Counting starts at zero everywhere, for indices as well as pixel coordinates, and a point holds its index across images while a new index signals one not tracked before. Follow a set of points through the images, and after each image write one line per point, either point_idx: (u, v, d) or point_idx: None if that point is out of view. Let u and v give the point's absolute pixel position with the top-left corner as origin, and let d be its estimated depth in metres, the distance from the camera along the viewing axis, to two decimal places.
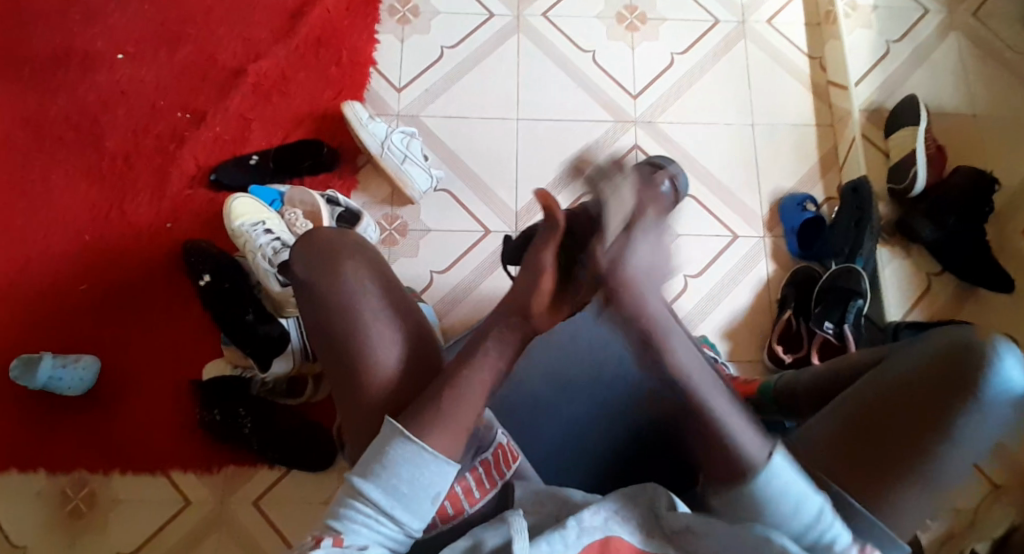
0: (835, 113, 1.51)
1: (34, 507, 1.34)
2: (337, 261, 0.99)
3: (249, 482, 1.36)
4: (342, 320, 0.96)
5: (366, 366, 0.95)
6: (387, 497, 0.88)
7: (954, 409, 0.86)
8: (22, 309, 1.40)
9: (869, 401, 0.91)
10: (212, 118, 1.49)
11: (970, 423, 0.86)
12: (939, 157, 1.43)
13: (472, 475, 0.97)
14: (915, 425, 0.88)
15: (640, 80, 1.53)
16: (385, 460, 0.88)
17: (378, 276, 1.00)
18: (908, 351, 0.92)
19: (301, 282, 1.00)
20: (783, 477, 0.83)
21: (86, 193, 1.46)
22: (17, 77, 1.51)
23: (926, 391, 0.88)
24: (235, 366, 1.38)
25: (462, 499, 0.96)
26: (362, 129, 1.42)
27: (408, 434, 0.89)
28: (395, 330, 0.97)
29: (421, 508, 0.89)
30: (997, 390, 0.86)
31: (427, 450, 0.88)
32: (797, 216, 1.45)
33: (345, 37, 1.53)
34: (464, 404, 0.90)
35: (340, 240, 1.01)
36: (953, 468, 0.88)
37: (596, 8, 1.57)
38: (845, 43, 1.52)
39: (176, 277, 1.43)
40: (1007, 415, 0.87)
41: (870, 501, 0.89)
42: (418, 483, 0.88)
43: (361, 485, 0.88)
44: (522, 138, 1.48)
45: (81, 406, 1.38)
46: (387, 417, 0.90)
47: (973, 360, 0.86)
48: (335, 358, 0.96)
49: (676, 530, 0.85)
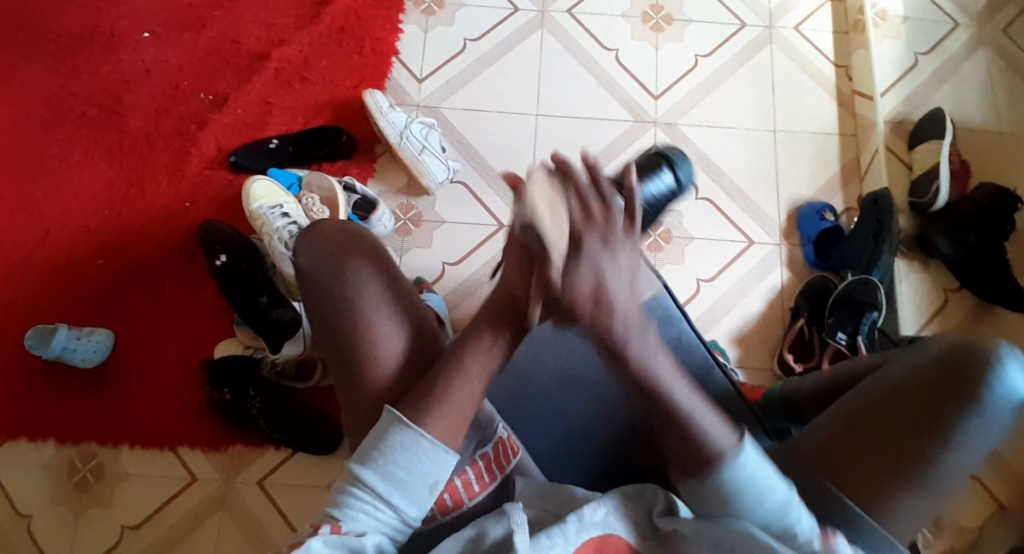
0: (859, 123, 1.50)
1: (42, 477, 1.36)
2: (338, 254, 1.02)
3: (254, 463, 1.37)
4: (343, 309, 0.98)
5: (367, 353, 0.97)
6: (385, 483, 0.88)
7: (954, 410, 0.90)
8: (39, 281, 1.42)
9: (870, 402, 0.94)
10: (235, 101, 1.50)
11: (968, 427, 0.90)
12: (962, 172, 1.42)
13: (472, 468, 0.98)
14: (914, 425, 0.91)
15: (662, 81, 1.52)
16: (383, 447, 0.89)
17: (377, 269, 1.02)
18: (905, 358, 0.96)
19: (304, 272, 1.02)
20: (747, 470, 0.83)
21: (107, 169, 1.47)
22: (45, 51, 1.53)
23: (926, 393, 0.92)
24: (246, 348, 1.40)
25: (461, 492, 0.96)
26: (382, 117, 1.42)
27: (406, 420, 0.90)
28: (396, 318, 0.99)
29: (419, 494, 0.89)
30: (997, 395, 0.90)
31: (425, 436, 0.89)
32: (814, 226, 1.43)
33: (370, 25, 1.53)
34: (462, 396, 0.91)
35: (343, 232, 1.04)
36: (949, 473, 0.91)
37: (622, 7, 1.56)
38: (872, 53, 1.50)
39: (191, 257, 1.44)
40: (1003, 420, 0.91)
41: (866, 503, 0.92)
42: (415, 469, 0.89)
43: (359, 472, 0.89)
44: (541, 134, 1.48)
45: (92, 380, 1.39)
46: (386, 406, 0.91)
47: (973, 365, 0.90)
48: (337, 346, 0.98)
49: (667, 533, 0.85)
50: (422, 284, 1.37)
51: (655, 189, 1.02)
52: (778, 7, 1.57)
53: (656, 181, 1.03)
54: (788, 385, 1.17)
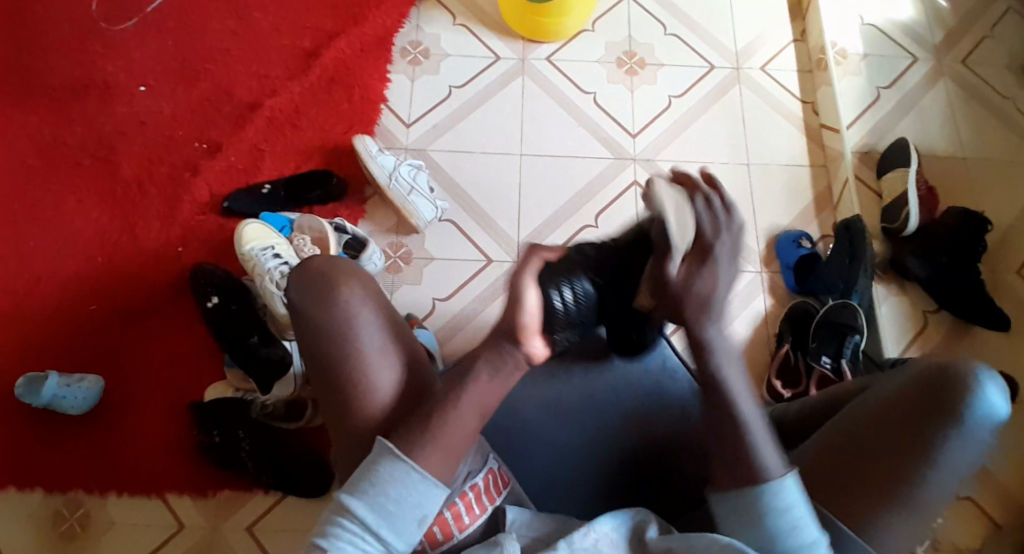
0: (827, 155, 1.57)
1: (27, 528, 1.33)
2: (327, 285, 1.00)
3: (242, 509, 1.35)
4: (337, 350, 0.97)
5: (362, 395, 0.96)
6: (374, 514, 0.88)
7: (934, 433, 0.92)
8: (29, 330, 1.42)
9: (856, 423, 0.96)
10: (227, 148, 1.54)
11: (947, 446, 0.92)
12: (930, 197, 1.48)
13: (461, 501, 0.96)
14: (898, 448, 0.93)
15: (639, 120, 1.59)
16: (374, 479, 0.89)
17: (369, 301, 1.00)
18: (889, 381, 0.98)
19: (293, 306, 1.01)
20: (790, 495, 0.87)
21: (100, 219, 1.50)
22: (40, 106, 1.57)
23: (907, 415, 0.93)
24: (235, 390, 1.39)
25: (451, 525, 0.94)
26: (371, 160, 1.47)
27: (398, 453, 0.90)
28: (388, 349, 0.99)
29: (408, 530, 0.89)
30: (975, 416, 0.91)
31: (417, 470, 0.90)
32: (792, 253, 1.48)
33: (358, 75, 1.60)
34: (454, 423, 0.92)
35: (332, 266, 1.02)
36: (933, 491, 0.93)
37: (598, 53, 1.64)
38: (835, 89, 1.58)
39: (183, 301, 1.46)
40: (982, 438, 0.92)
41: (855, 522, 0.94)
42: (406, 502, 0.89)
43: (348, 503, 0.88)
44: (525, 173, 1.53)
45: (80, 426, 1.38)
46: (380, 437, 0.91)
47: (953, 387, 0.92)
48: (331, 386, 0.98)
49: (660, 548, 0.89)
50: (413, 320, 1.39)
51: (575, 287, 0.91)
52: (744, 49, 1.66)
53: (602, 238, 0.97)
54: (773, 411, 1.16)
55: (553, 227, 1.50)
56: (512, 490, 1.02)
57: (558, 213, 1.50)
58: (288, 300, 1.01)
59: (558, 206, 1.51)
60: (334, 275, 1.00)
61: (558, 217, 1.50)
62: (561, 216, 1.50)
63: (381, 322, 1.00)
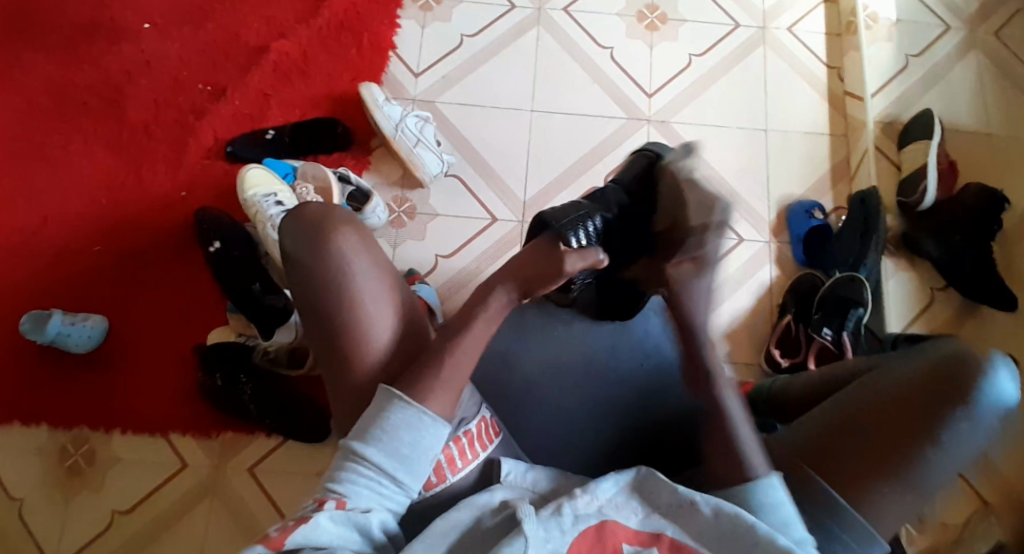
0: (849, 125, 1.52)
1: (35, 462, 1.36)
2: (325, 235, 0.98)
3: (245, 450, 1.38)
4: (332, 302, 0.96)
5: (355, 345, 0.95)
6: (388, 458, 0.90)
7: (942, 416, 0.92)
8: (34, 267, 1.43)
9: (862, 401, 0.96)
10: (233, 92, 1.52)
11: (953, 428, 0.91)
12: (949, 173, 1.44)
13: (455, 444, 0.97)
14: (905, 429, 0.93)
15: (656, 79, 1.54)
16: (385, 423, 0.91)
17: (366, 252, 0.99)
18: (900, 364, 0.97)
19: (290, 253, 0.99)
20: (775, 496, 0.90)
21: (105, 158, 1.48)
22: (47, 42, 1.54)
23: (916, 398, 0.93)
24: (238, 336, 1.40)
25: (445, 468, 0.96)
26: (378, 110, 1.45)
27: (407, 397, 0.91)
28: (386, 304, 0.98)
29: (422, 469, 0.91)
30: (986, 401, 0.91)
31: (427, 412, 0.91)
32: (803, 224, 1.44)
33: (367, 20, 1.55)
34: (450, 373, 0.93)
35: (330, 217, 1.00)
36: (936, 473, 0.92)
37: (617, 6, 1.58)
38: (864, 55, 1.52)
39: (187, 246, 1.45)
40: (988, 424, 0.92)
41: (857, 500, 0.93)
42: (419, 445, 0.90)
43: (361, 449, 0.90)
44: (534, 130, 1.50)
45: (83, 365, 1.40)
46: (385, 383, 0.92)
47: (964, 370, 0.92)
48: (324, 340, 0.97)
49: (681, 505, 0.88)
50: (415, 275, 1.38)
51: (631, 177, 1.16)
52: (771, 8, 1.59)
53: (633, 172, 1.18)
54: (777, 382, 1.17)
55: (560, 187, 1.47)
56: (501, 441, 1.02)
57: (566, 173, 1.47)
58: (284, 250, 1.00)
59: (566, 166, 1.48)
60: (333, 226, 0.98)
61: (566, 177, 1.47)
62: (569, 176, 1.47)
63: (378, 273, 0.98)
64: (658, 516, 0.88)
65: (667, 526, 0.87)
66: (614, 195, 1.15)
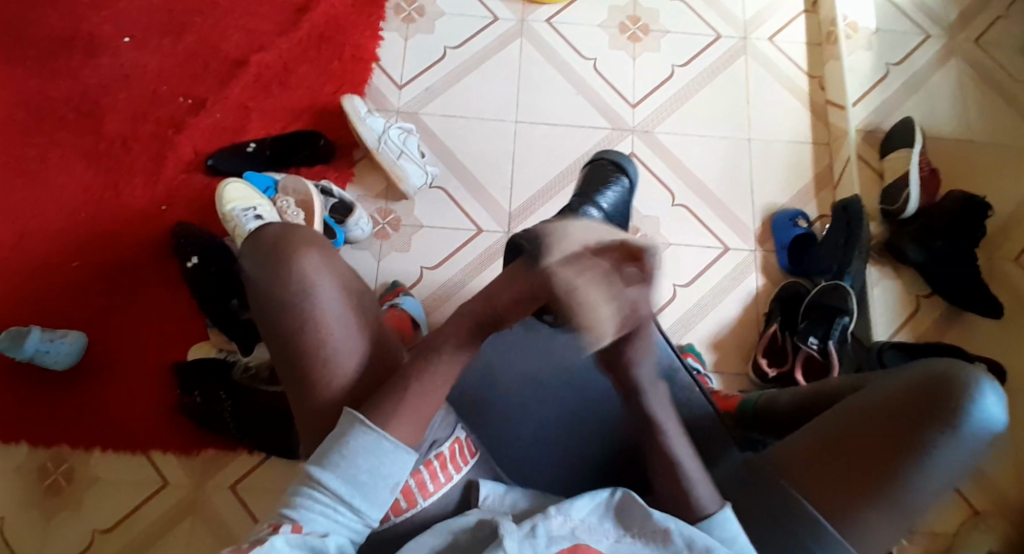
0: (832, 132, 1.52)
1: (11, 481, 1.33)
2: (285, 255, 0.99)
3: (227, 468, 1.35)
4: (291, 318, 0.97)
5: (320, 362, 0.96)
6: (345, 485, 0.89)
7: (929, 437, 0.90)
8: (11, 282, 1.41)
9: (847, 418, 0.95)
10: (214, 105, 1.51)
11: (940, 450, 0.90)
12: (932, 179, 1.43)
13: (427, 468, 0.96)
14: (890, 448, 0.91)
15: (639, 90, 1.54)
16: (343, 449, 0.90)
17: (327, 271, 1.00)
18: (889, 380, 0.95)
19: (252, 276, 1.01)
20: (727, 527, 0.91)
21: (86, 172, 1.47)
22: (27, 56, 1.53)
23: (902, 417, 0.91)
24: (219, 351, 1.39)
25: (416, 493, 0.95)
26: (360, 123, 1.43)
27: (367, 422, 0.91)
28: (349, 321, 0.99)
29: (381, 496, 0.90)
30: (974, 422, 0.90)
31: (388, 438, 0.90)
32: (787, 232, 1.45)
33: (349, 32, 1.55)
34: (427, 391, 0.94)
35: (290, 238, 1.02)
36: (922, 494, 0.91)
37: (600, 17, 1.59)
38: (844, 64, 1.53)
39: (167, 260, 1.44)
40: (974, 443, 0.90)
41: (839, 521, 0.93)
42: (378, 472, 0.90)
43: (318, 475, 0.89)
44: (518, 141, 1.49)
45: (61, 381, 1.37)
46: (348, 408, 0.92)
47: (951, 390, 0.90)
48: (287, 354, 0.97)
49: (654, 530, 0.88)
50: (398, 288, 1.38)
51: (611, 199, 1.21)
52: (752, 19, 1.60)
53: (610, 191, 1.22)
54: (762, 396, 1.16)
55: (545, 198, 1.46)
56: (479, 461, 1.02)
57: (550, 185, 1.47)
58: (246, 273, 1.01)
59: (550, 177, 1.47)
60: (292, 246, 1.00)
61: (550, 188, 1.47)
62: (553, 187, 1.47)
63: (339, 289, 1.00)
64: (629, 539, 0.88)
65: (638, 551, 0.88)
66: (592, 209, 1.18)
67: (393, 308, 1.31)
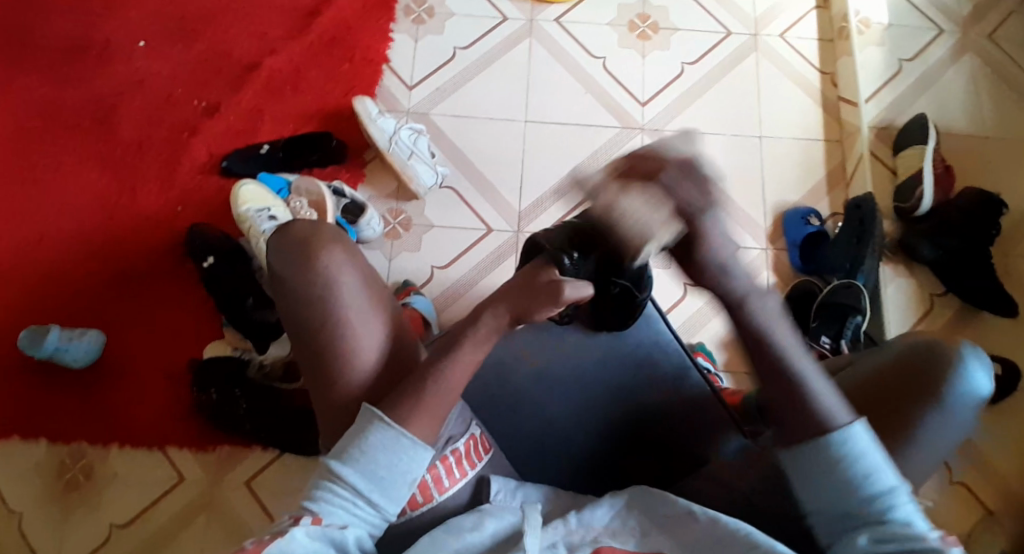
0: (844, 130, 1.52)
1: (31, 477, 1.36)
2: (310, 252, 0.99)
3: (241, 464, 1.37)
4: (316, 315, 0.98)
5: (347, 358, 0.97)
6: (364, 480, 0.88)
7: (916, 410, 0.89)
8: (30, 284, 1.44)
9: (836, 397, 0.93)
10: (228, 107, 1.53)
11: (927, 421, 0.88)
12: (946, 176, 1.42)
13: (442, 464, 0.96)
14: (876, 422, 0.90)
15: (649, 88, 1.54)
16: (363, 445, 0.90)
17: (352, 268, 1.00)
18: (873, 358, 0.94)
19: (276, 270, 1.01)
20: (858, 444, 0.82)
21: (105, 175, 1.50)
22: (44, 62, 1.56)
23: (884, 392, 0.91)
24: (234, 349, 1.41)
25: (431, 488, 0.95)
26: (372, 123, 1.45)
27: (388, 419, 0.90)
28: (374, 319, 0.99)
29: (398, 492, 0.89)
30: (959, 394, 0.88)
31: (407, 435, 0.90)
32: (798, 230, 1.44)
33: (359, 34, 1.56)
34: (440, 392, 0.92)
35: (315, 233, 1.01)
36: (913, 468, 0.89)
37: (609, 16, 1.59)
38: (856, 60, 1.52)
39: (183, 261, 1.46)
40: (962, 415, 0.89)
41: None
42: (397, 468, 0.89)
43: (337, 469, 0.89)
44: (528, 140, 1.50)
45: (79, 380, 1.40)
46: (367, 404, 0.92)
47: (934, 361, 0.89)
48: (311, 347, 0.98)
49: (677, 514, 0.88)
50: (410, 287, 1.39)
51: None
52: (763, 15, 1.59)
53: None
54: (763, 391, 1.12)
55: (555, 196, 1.47)
56: (494, 456, 1.02)
57: (560, 184, 1.47)
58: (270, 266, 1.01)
59: (560, 176, 1.48)
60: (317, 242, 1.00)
61: (561, 187, 1.47)
62: (564, 186, 1.47)
63: (364, 288, 1.00)
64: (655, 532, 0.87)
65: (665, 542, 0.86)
66: None
67: (405, 306, 1.33)
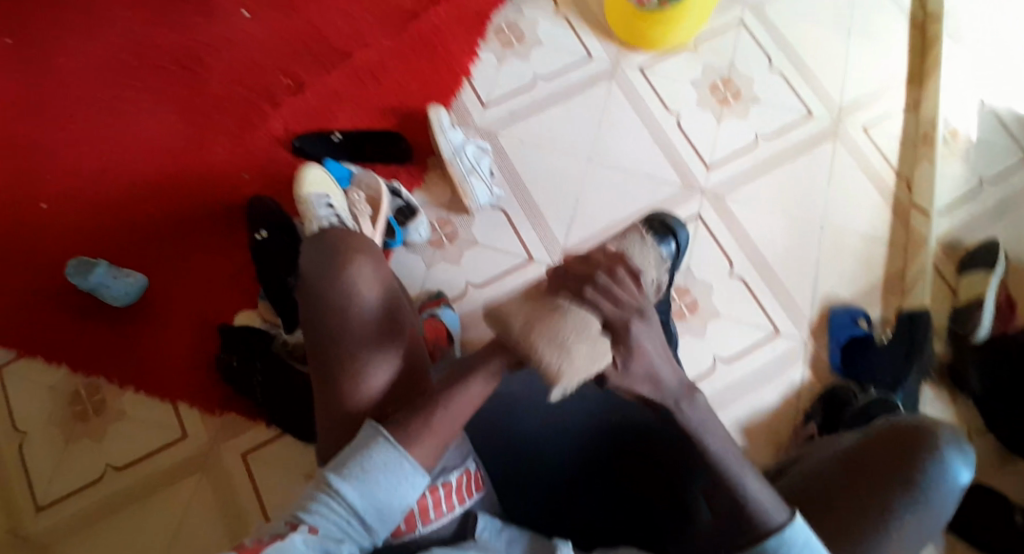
0: (910, 236, 1.49)
1: (44, 400, 1.41)
2: (341, 258, 1.03)
3: (244, 434, 1.40)
4: (337, 317, 1.00)
5: (361, 364, 0.98)
6: (362, 500, 0.89)
7: (905, 481, 0.99)
8: (88, 216, 1.49)
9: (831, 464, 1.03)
10: (309, 88, 1.57)
11: (913, 491, 0.99)
12: (1008, 311, 1.38)
13: (432, 494, 0.96)
14: (866, 489, 1.00)
15: (719, 153, 1.53)
16: (365, 465, 0.90)
17: (377, 282, 1.03)
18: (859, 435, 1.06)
19: (306, 270, 1.04)
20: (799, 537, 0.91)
21: (182, 128, 1.54)
22: (148, 7, 1.61)
23: (875, 462, 1.01)
24: (263, 321, 1.44)
25: (417, 517, 0.95)
26: (442, 135, 1.46)
27: (392, 439, 0.91)
28: (392, 333, 1.01)
29: (393, 517, 0.90)
30: (941, 471, 1.00)
31: (408, 459, 0.91)
32: (846, 330, 1.41)
33: (448, 44, 1.59)
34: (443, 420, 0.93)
35: (349, 243, 1.05)
36: (899, 536, 0.98)
37: (693, 73, 1.58)
38: (936, 170, 1.50)
39: (236, 226, 1.50)
40: (942, 491, 0.99)
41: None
42: (394, 491, 0.90)
43: (336, 484, 0.89)
44: (588, 181, 1.50)
45: (112, 317, 1.44)
46: (371, 421, 0.93)
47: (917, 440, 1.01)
48: (327, 347, 0.99)
49: None
50: (442, 299, 1.39)
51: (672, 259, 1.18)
52: (848, 104, 1.57)
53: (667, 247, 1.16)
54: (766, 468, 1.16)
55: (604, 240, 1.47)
56: (484, 496, 1.02)
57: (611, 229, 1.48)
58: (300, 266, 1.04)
59: (613, 222, 1.48)
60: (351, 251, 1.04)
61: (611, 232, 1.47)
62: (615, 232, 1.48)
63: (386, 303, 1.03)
64: None
65: None
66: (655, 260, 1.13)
67: (431, 317, 1.33)
